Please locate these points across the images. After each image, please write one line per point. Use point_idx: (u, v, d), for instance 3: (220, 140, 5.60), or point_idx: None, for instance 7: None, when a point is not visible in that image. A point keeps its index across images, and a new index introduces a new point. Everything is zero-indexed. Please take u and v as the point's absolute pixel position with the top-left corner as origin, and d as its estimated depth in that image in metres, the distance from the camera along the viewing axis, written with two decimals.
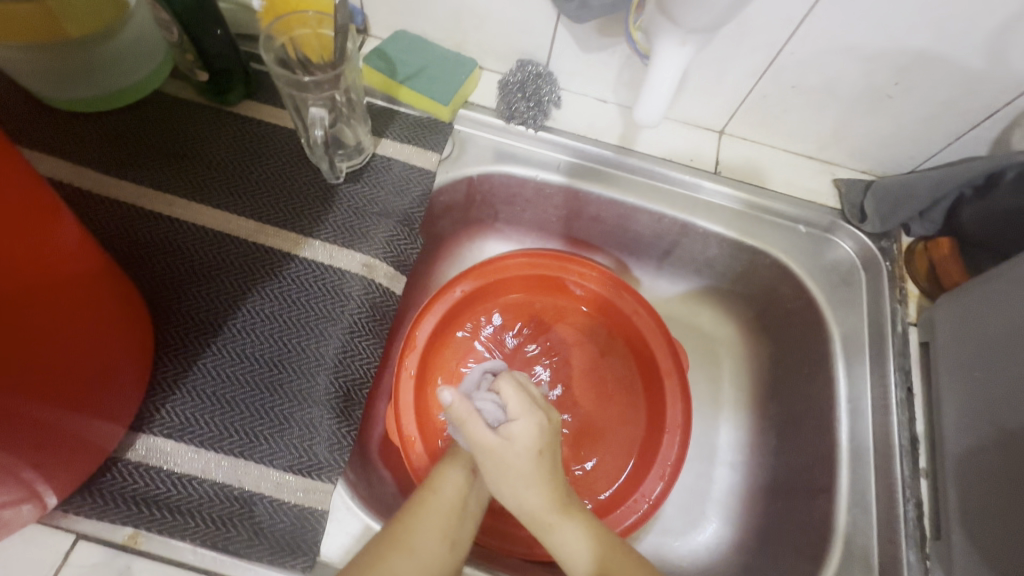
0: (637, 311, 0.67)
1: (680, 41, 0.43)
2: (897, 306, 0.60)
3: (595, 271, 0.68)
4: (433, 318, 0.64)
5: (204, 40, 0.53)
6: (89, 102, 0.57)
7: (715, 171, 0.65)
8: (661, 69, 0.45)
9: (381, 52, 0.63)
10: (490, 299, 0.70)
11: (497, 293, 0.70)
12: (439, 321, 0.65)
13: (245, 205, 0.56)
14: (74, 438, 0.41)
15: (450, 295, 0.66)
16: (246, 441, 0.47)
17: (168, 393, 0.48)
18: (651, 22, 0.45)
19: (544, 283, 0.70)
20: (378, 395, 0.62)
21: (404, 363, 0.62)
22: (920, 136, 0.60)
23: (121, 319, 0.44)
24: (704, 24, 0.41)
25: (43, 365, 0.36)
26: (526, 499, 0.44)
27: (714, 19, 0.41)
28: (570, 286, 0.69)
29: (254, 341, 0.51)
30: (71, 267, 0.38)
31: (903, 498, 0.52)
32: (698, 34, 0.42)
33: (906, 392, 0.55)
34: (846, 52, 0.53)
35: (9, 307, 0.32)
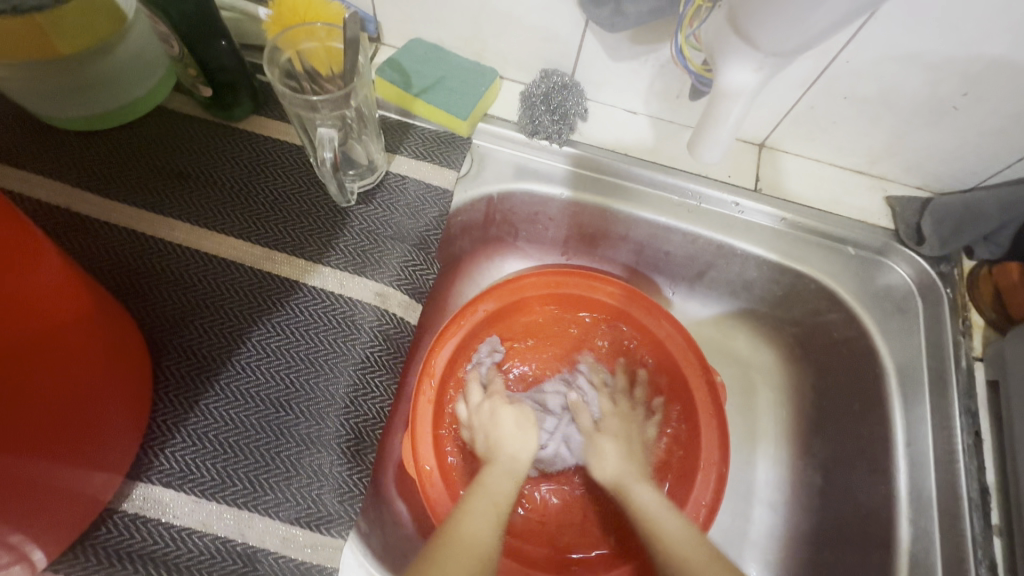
0: (671, 335, 0.62)
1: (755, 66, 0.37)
2: (961, 338, 0.54)
3: (627, 292, 0.63)
4: (453, 337, 0.61)
5: (206, 54, 0.50)
6: (90, 119, 0.54)
7: (754, 188, 0.60)
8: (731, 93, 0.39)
9: (394, 62, 0.58)
10: (515, 321, 0.66)
11: (519, 313, 0.65)
12: (459, 342, 0.61)
13: (250, 230, 0.52)
14: (63, 495, 0.38)
15: (472, 316, 0.62)
16: (250, 490, 0.44)
17: (167, 437, 0.45)
18: (715, 41, 0.38)
19: (570, 303, 0.65)
20: (393, 423, 0.58)
21: (420, 387, 0.58)
22: (987, 150, 0.54)
23: (113, 361, 0.41)
24: (790, 47, 0.35)
25: (27, 425, 0.32)
26: (606, 466, 0.55)
27: (804, 41, 0.34)
28: (596, 308, 0.65)
29: (260, 380, 0.47)
30: (55, 312, 0.34)
31: (975, 559, 0.47)
32: (779, 58, 0.36)
33: (974, 437, 0.50)
34: (911, 61, 0.48)
35: None
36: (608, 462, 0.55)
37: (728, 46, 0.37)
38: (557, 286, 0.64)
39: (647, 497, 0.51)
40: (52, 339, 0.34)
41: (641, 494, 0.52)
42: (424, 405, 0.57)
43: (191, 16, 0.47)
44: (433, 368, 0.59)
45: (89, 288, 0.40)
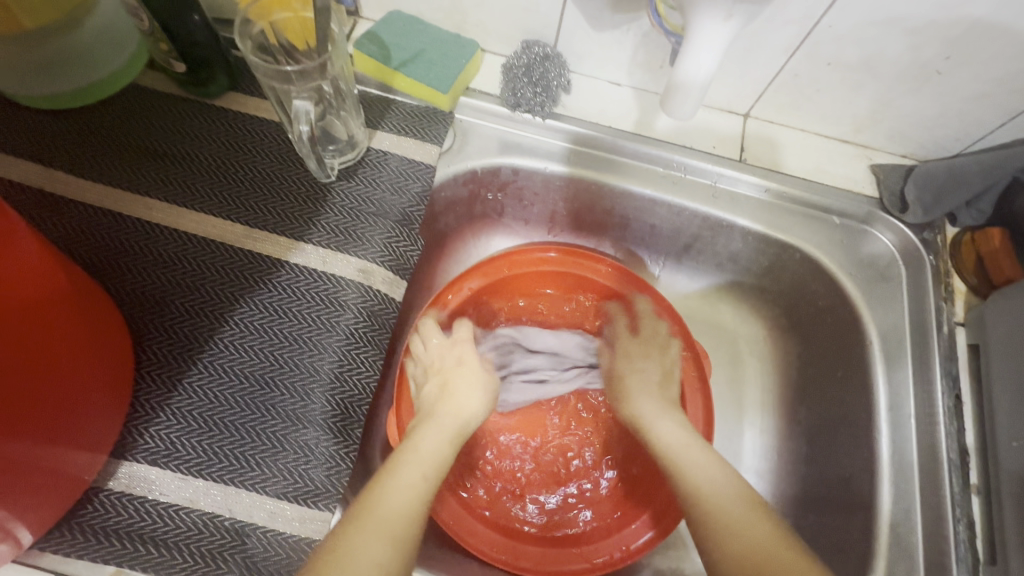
0: (658, 312, 0.62)
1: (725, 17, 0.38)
2: (943, 304, 0.55)
3: (614, 267, 0.63)
4: (440, 315, 0.60)
5: (177, 28, 0.48)
6: (53, 99, 0.52)
7: (739, 159, 0.60)
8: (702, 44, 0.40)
9: (372, 35, 0.57)
10: (501, 298, 0.66)
11: (506, 289, 0.65)
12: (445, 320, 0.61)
13: (230, 208, 0.52)
14: (33, 474, 0.36)
15: (457, 293, 0.61)
16: (236, 467, 0.44)
17: (151, 416, 0.45)
18: None
19: (556, 277, 0.65)
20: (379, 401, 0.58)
21: (405, 365, 0.58)
22: (971, 116, 0.54)
23: (81, 332, 0.39)
24: None
25: (11, 406, 0.32)
26: (633, 402, 0.57)
27: None
28: (584, 283, 0.65)
29: (243, 357, 0.47)
30: (34, 292, 0.34)
31: (953, 517, 0.48)
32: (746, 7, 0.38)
33: (954, 399, 0.51)
34: (893, 25, 0.48)
35: None
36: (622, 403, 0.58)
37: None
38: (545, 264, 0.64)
39: (667, 428, 0.53)
40: (32, 320, 0.34)
41: (662, 424, 0.53)
42: (413, 380, 0.57)
43: None
44: (419, 345, 0.59)
45: (53, 254, 0.38)
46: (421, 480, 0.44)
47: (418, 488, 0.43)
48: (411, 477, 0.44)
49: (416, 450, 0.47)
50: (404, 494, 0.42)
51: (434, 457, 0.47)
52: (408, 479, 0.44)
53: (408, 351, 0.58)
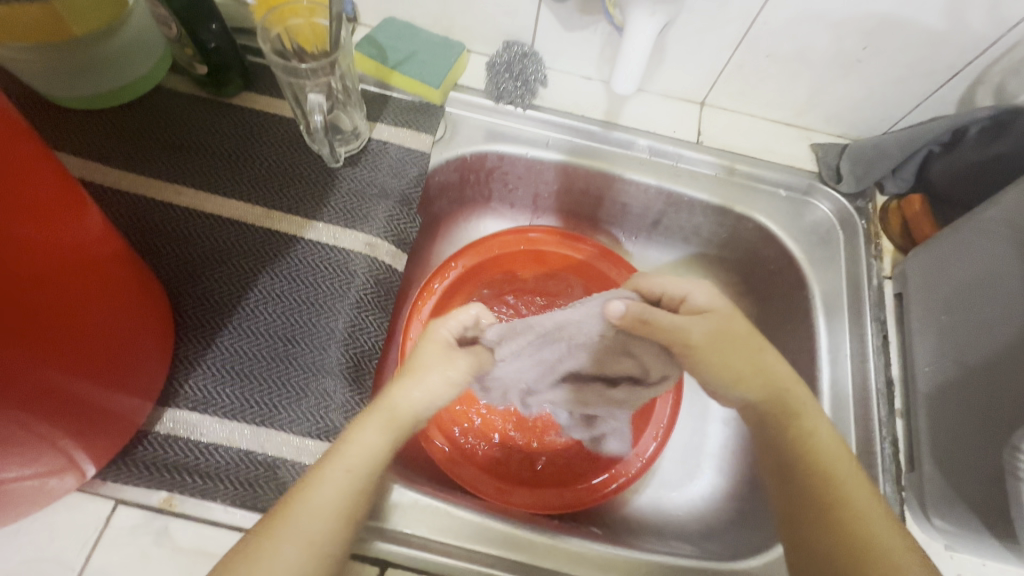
0: (631, 284, 0.70)
1: (649, 12, 0.49)
2: (873, 261, 0.63)
3: (594, 248, 0.71)
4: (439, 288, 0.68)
5: (202, 35, 0.56)
6: (97, 97, 0.59)
7: (697, 141, 0.68)
8: (636, 36, 0.52)
9: (371, 39, 0.65)
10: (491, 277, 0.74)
11: (493, 270, 0.73)
12: (442, 294, 0.69)
13: (251, 192, 0.59)
14: (97, 407, 0.43)
15: (452, 269, 0.70)
16: (266, 411, 0.51)
17: (189, 370, 0.51)
18: None
19: (538, 258, 0.73)
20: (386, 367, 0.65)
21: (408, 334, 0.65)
22: (891, 99, 0.63)
23: (133, 291, 0.46)
24: None
25: (79, 348, 0.39)
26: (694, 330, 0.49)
27: None
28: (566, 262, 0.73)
29: (268, 319, 0.54)
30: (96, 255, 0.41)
31: (880, 436, 0.55)
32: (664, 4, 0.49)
33: (882, 339, 0.59)
34: (818, 20, 0.56)
35: (49, 292, 0.35)
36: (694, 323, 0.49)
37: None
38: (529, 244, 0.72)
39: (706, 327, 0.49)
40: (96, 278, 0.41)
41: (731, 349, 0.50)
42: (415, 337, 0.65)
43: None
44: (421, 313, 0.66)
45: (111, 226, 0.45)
46: (340, 493, 0.41)
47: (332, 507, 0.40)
48: (323, 499, 0.40)
49: (340, 458, 0.42)
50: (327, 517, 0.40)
51: (358, 468, 0.42)
52: (323, 498, 0.40)
53: (410, 319, 0.66)
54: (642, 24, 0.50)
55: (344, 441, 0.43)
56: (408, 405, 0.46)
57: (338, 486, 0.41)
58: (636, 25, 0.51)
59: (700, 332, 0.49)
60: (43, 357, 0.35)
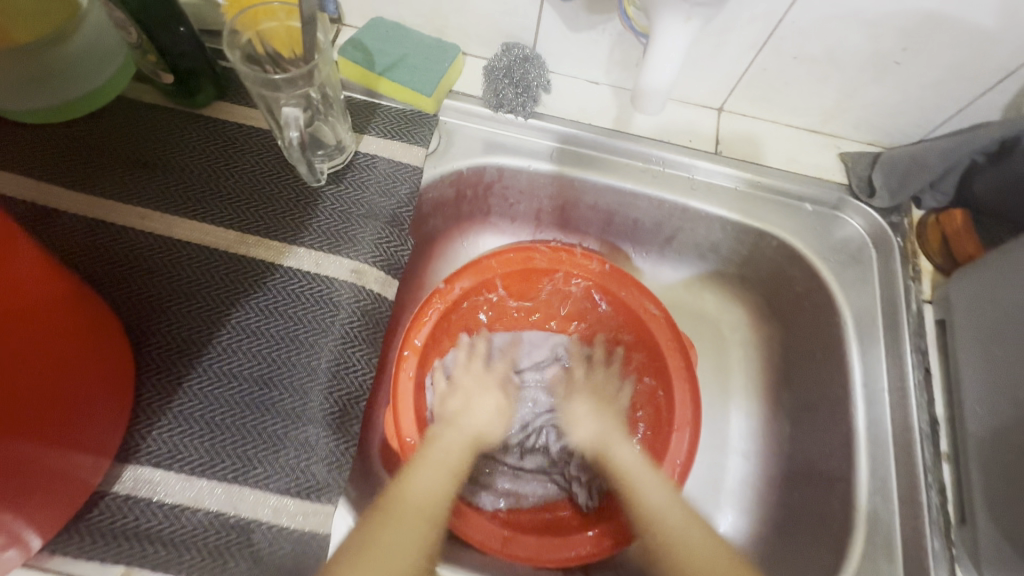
0: (644, 305, 0.64)
1: (685, 16, 0.42)
2: (911, 283, 0.58)
3: (602, 265, 0.65)
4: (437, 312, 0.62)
5: (165, 40, 0.50)
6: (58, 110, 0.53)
7: (715, 151, 0.62)
8: (667, 43, 0.44)
9: (355, 42, 0.58)
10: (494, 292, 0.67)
11: (494, 289, 0.67)
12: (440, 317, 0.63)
13: (224, 214, 0.53)
14: (43, 472, 0.37)
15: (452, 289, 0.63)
16: (240, 466, 0.45)
17: (154, 420, 0.46)
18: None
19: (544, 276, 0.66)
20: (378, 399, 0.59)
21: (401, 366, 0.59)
22: (929, 103, 0.57)
23: (76, 326, 0.40)
24: None
25: (23, 404, 0.34)
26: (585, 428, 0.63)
27: None
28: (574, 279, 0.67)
29: (242, 359, 0.48)
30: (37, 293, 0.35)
31: (925, 484, 0.50)
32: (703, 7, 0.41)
33: (923, 372, 0.54)
34: (853, 19, 0.50)
35: None
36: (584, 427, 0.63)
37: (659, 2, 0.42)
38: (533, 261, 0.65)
39: (628, 453, 0.59)
40: (37, 320, 0.35)
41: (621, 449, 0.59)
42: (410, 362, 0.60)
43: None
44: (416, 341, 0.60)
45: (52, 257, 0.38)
46: (445, 485, 0.53)
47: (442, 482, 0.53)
48: (431, 483, 0.52)
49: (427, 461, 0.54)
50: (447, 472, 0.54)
51: (449, 463, 0.55)
52: (432, 486, 0.52)
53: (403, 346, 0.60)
54: (676, 29, 0.43)
55: (428, 447, 0.55)
56: (484, 426, 0.63)
57: (445, 477, 0.54)
58: (668, 31, 0.43)
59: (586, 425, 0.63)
60: None
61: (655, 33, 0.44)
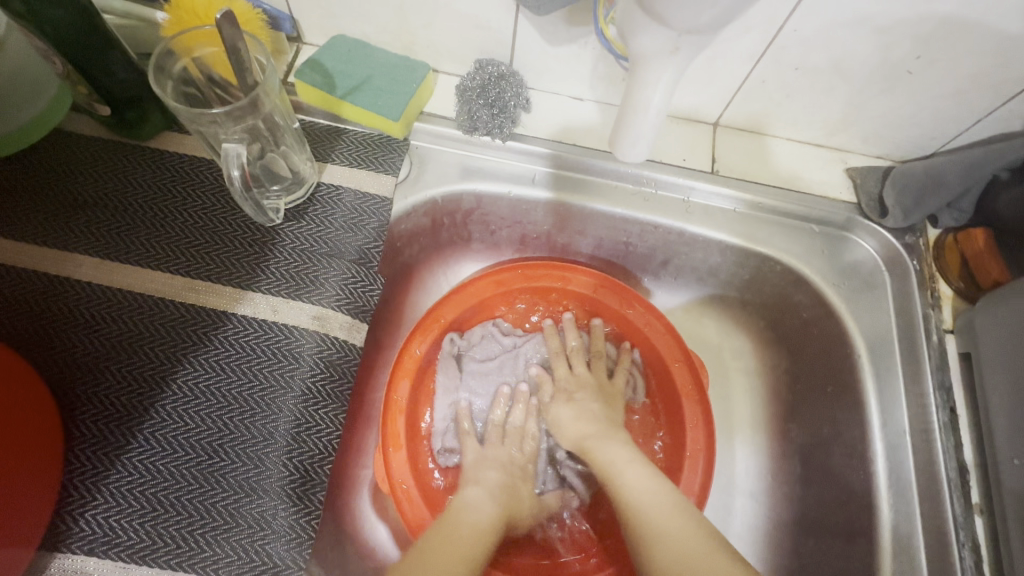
0: (652, 325, 0.58)
1: (670, 47, 0.35)
2: (931, 311, 0.52)
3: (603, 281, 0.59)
4: (434, 336, 0.57)
5: (96, 70, 0.45)
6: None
7: (711, 170, 0.57)
8: (654, 78, 0.38)
9: (314, 63, 0.54)
10: (489, 309, 0.62)
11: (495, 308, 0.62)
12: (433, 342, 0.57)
13: (171, 259, 0.48)
14: None
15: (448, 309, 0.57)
16: (186, 549, 0.40)
17: (86, 500, 0.40)
18: (626, 20, 0.36)
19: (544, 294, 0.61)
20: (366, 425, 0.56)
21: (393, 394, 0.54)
22: (946, 114, 0.52)
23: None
24: (700, 25, 0.33)
25: None
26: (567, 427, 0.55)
27: (714, 18, 0.32)
28: (577, 297, 0.61)
29: (189, 425, 0.43)
30: None
31: (957, 540, 0.45)
32: (692, 37, 0.34)
33: (949, 413, 0.49)
34: (861, 24, 0.45)
35: None
36: (563, 417, 0.56)
37: (639, 31, 0.35)
38: (535, 278, 0.59)
39: (613, 449, 0.50)
40: None
41: (614, 446, 0.51)
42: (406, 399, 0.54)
43: (63, 26, 0.41)
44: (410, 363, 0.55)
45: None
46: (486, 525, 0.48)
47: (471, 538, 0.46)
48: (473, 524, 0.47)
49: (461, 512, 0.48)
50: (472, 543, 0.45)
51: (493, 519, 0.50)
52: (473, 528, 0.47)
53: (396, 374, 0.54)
54: (660, 64, 0.36)
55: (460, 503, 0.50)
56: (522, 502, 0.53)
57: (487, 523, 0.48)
58: (652, 63, 0.36)
59: (573, 411, 0.55)
60: None
61: (636, 62, 0.37)
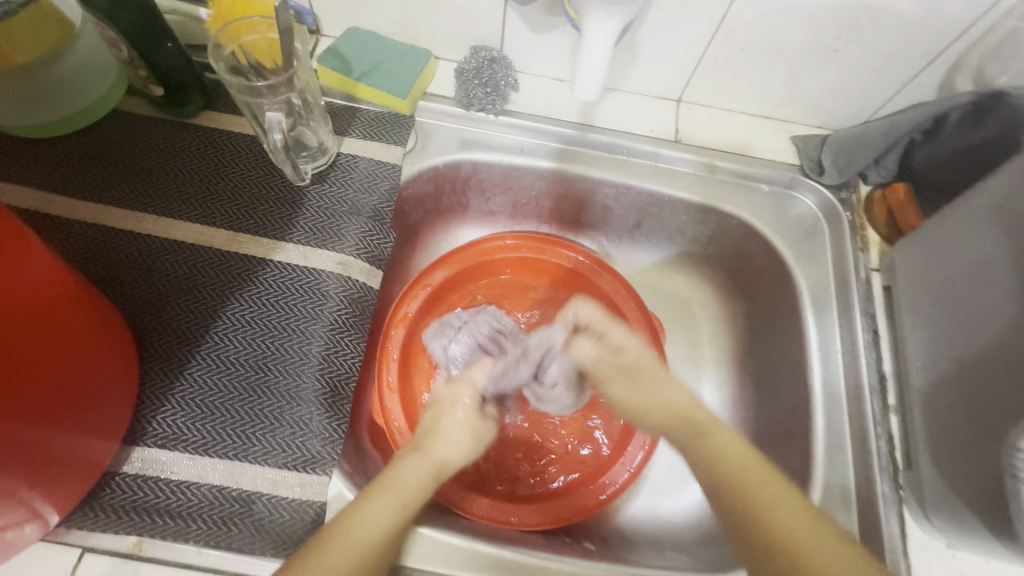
0: (620, 294, 0.67)
1: (604, 14, 0.47)
2: (860, 254, 0.62)
3: (588, 258, 0.68)
4: (423, 297, 0.66)
5: (155, 56, 0.54)
6: (44, 126, 0.57)
7: (674, 140, 0.67)
8: (594, 40, 0.49)
9: (333, 50, 0.63)
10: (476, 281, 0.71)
11: (480, 277, 0.71)
12: (423, 302, 0.66)
13: (217, 215, 0.57)
14: (60, 452, 0.40)
15: (438, 273, 0.67)
16: (239, 444, 0.49)
17: (157, 405, 0.49)
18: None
19: (522, 266, 0.70)
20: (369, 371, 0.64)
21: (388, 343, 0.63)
22: (869, 87, 0.62)
23: (44, 317, 0.37)
24: None
25: (50, 396, 0.38)
26: (665, 402, 0.53)
27: None
28: (552, 268, 0.70)
29: (238, 347, 0.52)
30: (59, 299, 0.39)
31: (875, 434, 0.54)
32: (620, 6, 0.46)
33: (872, 334, 0.58)
34: (790, 11, 0.55)
35: (18, 343, 0.35)
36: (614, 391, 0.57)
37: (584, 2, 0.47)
38: (514, 250, 0.69)
39: (670, 394, 0.53)
40: (60, 328, 0.39)
41: (669, 389, 0.54)
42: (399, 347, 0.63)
43: (133, 18, 0.50)
44: (406, 313, 0.64)
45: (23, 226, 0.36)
46: (398, 510, 0.45)
47: (382, 529, 0.43)
48: (386, 513, 0.44)
49: (389, 487, 0.46)
50: (386, 521, 0.44)
51: (411, 494, 0.47)
52: (386, 510, 0.44)
53: (392, 321, 0.63)
54: (599, 30, 0.48)
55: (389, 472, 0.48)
56: (448, 455, 0.53)
57: (398, 501, 0.46)
58: (593, 28, 0.48)
59: (648, 362, 0.56)
60: (13, 411, 0.34)
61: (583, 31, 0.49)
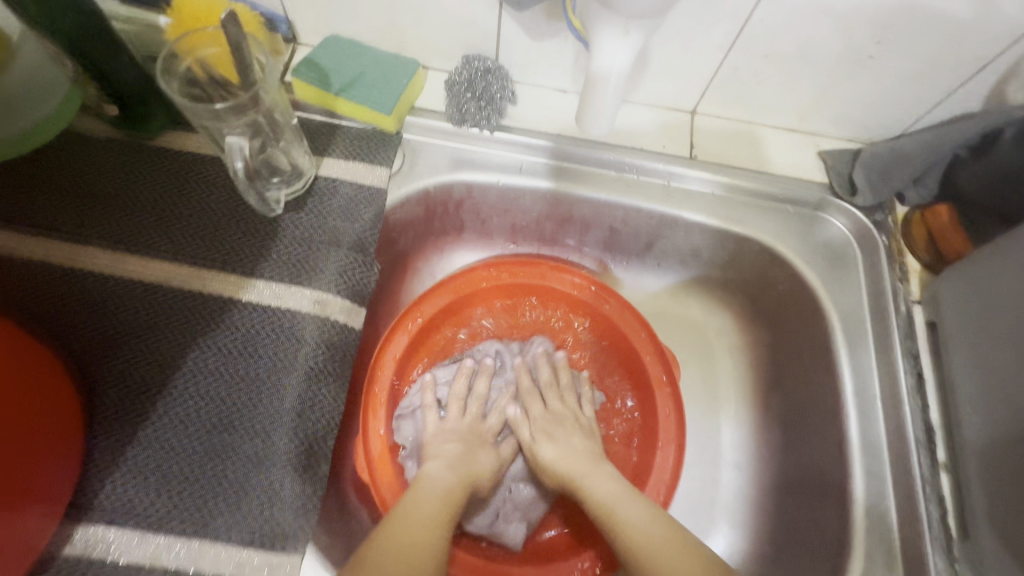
0: (630, 325, 0.60)
1: (621, 31, 0.41)
2: (899, 284, 0.55)
3: (587, 281, 0.62)
4: (411, 333, 0.59)
5: (105, 67, 0.47)
6: None
7: (690, 156, 0.60)
8: (608, 58, 0.44)
9: (309, 61, 0.56)
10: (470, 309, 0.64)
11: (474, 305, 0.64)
12: (411, 338, 0.59)
13: (178, 250, 0.50)
14: None
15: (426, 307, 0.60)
16: (201, 518, 0.43)
17: (106, 473, 0.43)
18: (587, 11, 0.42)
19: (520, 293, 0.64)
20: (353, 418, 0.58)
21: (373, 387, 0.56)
22: (907, 97, 0.55)
23: None
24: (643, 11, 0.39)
25: None
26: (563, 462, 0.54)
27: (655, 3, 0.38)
28: (554, 295, 0.63)
29: (201, 402, 0.46)
30: None
31: (924, 496, 0.48)
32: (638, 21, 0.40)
33: (916, 377, 0.52)
34: (822, 14, 0.48)
35: None
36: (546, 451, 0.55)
37: (596, 16, 0.41)
38: (511, 276, 0.62)
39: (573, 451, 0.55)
40: None
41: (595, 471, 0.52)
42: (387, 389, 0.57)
43: (77, 25, 0.44)
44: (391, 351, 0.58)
45: None
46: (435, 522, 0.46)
47: (424, 539, 0.45)
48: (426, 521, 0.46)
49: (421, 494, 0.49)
50: (423, 532, 0.45)
51: (442, 506, 0.48)
52: (422, 521, 0.46)
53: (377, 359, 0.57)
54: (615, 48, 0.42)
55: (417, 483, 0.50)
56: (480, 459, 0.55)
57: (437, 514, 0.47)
58: (607, 47, 0.43)
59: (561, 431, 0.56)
60: None
61: (595, 48, 0.44)
